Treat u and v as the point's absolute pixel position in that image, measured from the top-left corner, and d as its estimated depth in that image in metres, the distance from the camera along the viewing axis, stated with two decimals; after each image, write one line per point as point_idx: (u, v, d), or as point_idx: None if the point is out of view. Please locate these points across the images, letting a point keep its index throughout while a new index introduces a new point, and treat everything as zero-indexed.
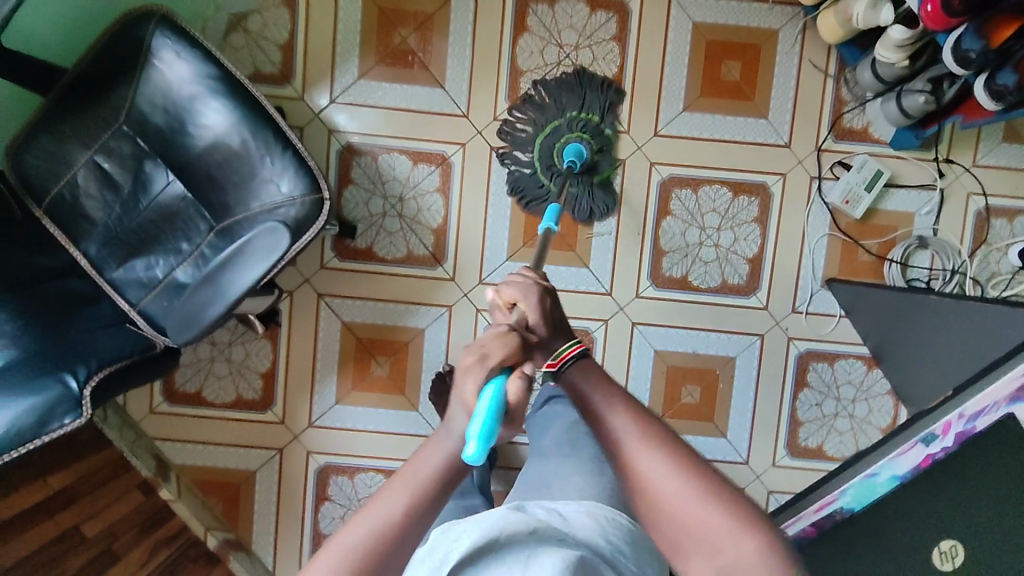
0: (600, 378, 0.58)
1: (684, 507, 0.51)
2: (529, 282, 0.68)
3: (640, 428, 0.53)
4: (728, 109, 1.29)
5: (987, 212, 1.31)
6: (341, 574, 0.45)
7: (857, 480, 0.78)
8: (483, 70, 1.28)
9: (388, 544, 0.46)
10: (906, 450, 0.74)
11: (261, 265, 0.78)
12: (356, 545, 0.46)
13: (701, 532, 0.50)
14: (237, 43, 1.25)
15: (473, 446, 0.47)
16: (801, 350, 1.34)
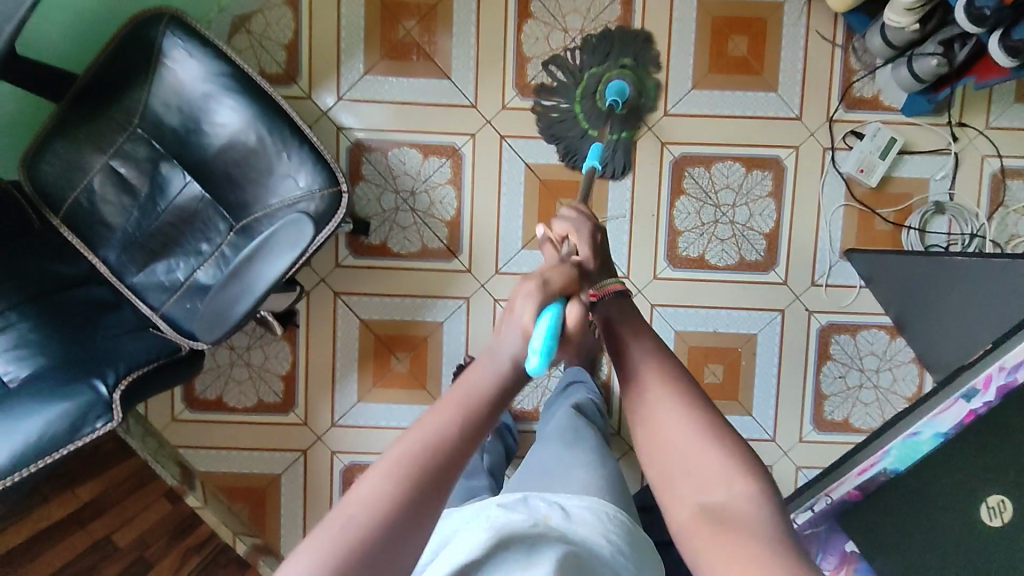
0: (640, 319, 0.62)
1: (685, 436, 0.52)
2: (582, 219, 0.73)
3: (663, 369, 0.56)
4: (737, 84, 1.29)
5: (1002, 173, 1.30)
6: (385, 472, 0.46)
7: (899, 440, 0.76)
8: (489, 58, 1.27)
9: (433, 457, 0.47)
10: (948, 405, 0.72)
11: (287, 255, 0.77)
12: (405, 452, 0.47)
13: (696, 464, 0.50)
14: (242, 45, 1.25)
15: (535, 360, 0.51)
16: (822, 323, 1.33)
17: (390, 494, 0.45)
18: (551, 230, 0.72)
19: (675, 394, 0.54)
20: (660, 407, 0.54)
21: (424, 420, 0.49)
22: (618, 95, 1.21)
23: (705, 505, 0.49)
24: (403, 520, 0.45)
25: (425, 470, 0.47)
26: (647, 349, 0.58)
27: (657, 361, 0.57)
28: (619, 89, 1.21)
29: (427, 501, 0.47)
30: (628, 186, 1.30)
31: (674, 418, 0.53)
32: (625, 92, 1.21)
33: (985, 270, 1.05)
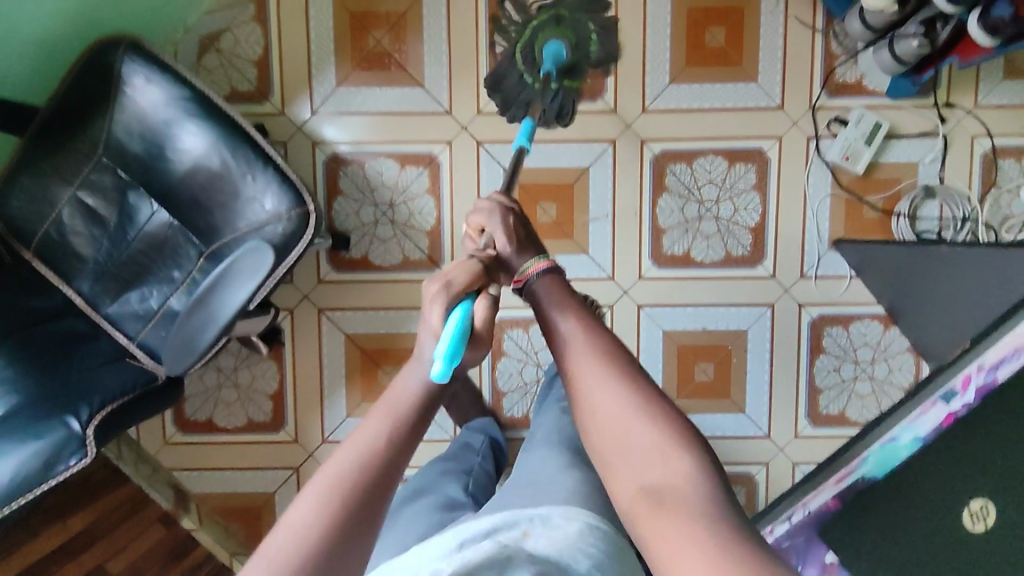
0: (568, 291, 0.66)
1: (616, 407, 0.54)
2: (492, 206, 0.80)
3: (586, 336, 0.59)
4: (716, 76, 1.26)
5: (993, 153, 1.27)
6: (319, 497, 0.47)
7: (877, 447, 0.78)
8: (461, 63, 1.25)
9: (369, 472, 0.49)
10: (927, 410, 0.73)
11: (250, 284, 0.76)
12: (337, 474, 0.48)
13: (630, 436, 0.53)
14: (211, 64, 1.24)
15: (440, 364, 0.56)
16: (814, 316, 1.31)
17: (343, 489, 0.47)
18: (471, 225, 0.81)
19: (602, 363, 0.57)
20: (587, 376, 0.56)
21: (373, 413, 0.53)
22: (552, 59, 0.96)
23: (645, 486, 0.50)
24: (337, 539, 0.46)
25: (363, 485, 0.48)
26: (572, 319, 0.61)
27: (582, 331, 0.59)
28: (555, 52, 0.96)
29: (367, 517, 0.47)
30: (608, 186, 1.28)
31: (603, 387, 0.55)
32: (560, 55, 0.96)
33: (973, 258, 1.02)
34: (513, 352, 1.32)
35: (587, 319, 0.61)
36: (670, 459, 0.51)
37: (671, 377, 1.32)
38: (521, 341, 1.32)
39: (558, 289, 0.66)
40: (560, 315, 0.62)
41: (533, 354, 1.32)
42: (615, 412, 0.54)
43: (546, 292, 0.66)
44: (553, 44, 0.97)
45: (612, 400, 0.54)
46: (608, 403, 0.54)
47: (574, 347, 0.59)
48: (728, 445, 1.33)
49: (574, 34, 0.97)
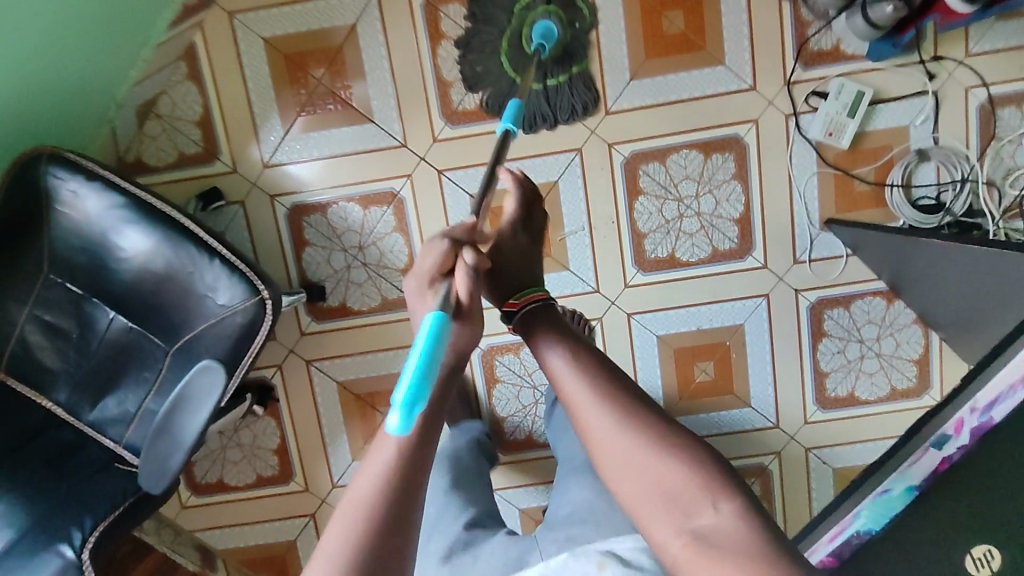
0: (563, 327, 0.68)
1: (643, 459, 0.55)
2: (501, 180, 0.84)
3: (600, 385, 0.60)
4: (680, 64, 1.18)
5: (991, 104, 1.17)
6: (358, 522, 0.47)
7: (869, 502, 0.75)
8: (409, 92, 1.19)
9: (397, 482, 0.49)
10: (920, 458, 0.71)
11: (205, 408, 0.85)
12: (368, 494, 0.48)
13: (665, 484, 0.54)
14: (154, 131, 1.21)
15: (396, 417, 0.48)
16: (812, 300, 1.25)
17: (377, 504, 0.48)
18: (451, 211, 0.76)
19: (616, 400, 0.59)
20: (594, 417, 0.59)
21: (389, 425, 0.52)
22: (544, 38, 1.08)
23: (693, 529, 0.53)
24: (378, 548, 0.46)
25: (395, 494, 0.48)
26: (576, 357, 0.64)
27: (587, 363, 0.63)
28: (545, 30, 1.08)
29: (407, 521, 0.48)
30: (581, 197, 1.22)
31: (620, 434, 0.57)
32: (551, 33, 1.09)
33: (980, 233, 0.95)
34: (507, 376, 1.29)
35: (590, 356, 0.64)
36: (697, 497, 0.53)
37: (671, 381, 1.28)
38: (513, 365, 1.28)
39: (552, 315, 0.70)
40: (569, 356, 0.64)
41: (527, 375, 1.28)
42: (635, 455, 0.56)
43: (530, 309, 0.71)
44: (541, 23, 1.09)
45: (629, 442, 0.56)
46: (620, 449, 0.57)
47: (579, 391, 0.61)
48: (738, 441, 1.30)
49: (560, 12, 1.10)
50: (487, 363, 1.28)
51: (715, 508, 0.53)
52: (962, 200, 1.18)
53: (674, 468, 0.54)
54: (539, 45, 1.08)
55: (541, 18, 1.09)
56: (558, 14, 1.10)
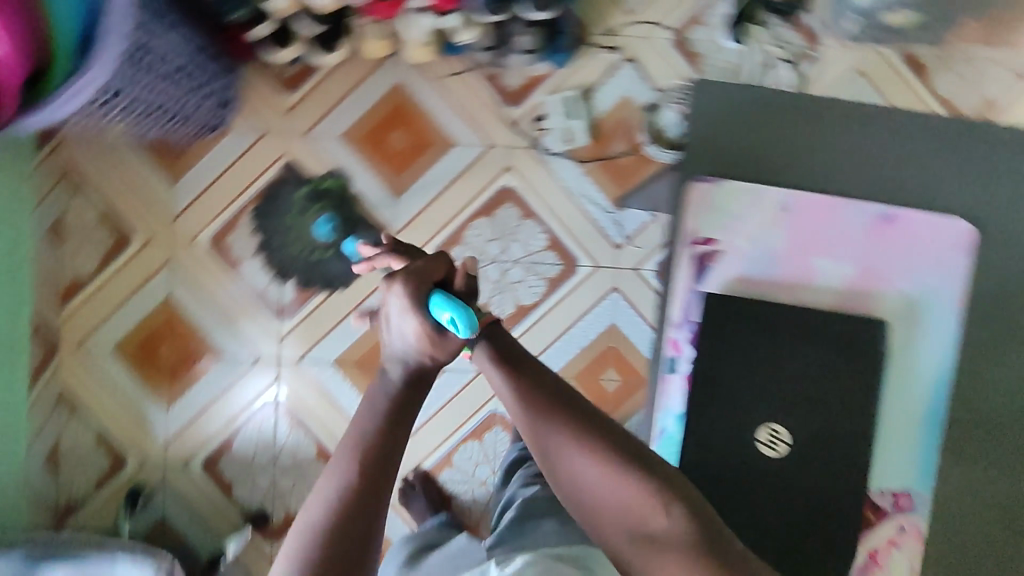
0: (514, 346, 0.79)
1: (604, 488, 0.67)
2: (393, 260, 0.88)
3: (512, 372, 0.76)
4: (425, 164, 1.34)
5: (679, 35, 1.31)
6: (320, 524, 0.61)
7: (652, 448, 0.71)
8: (241, 317, 1.37)
9: (339, 516, 0.61)
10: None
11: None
12: (324, 505, 0.62)
13: (625, 503, 0.66)
14: (67, 473, 1.35)
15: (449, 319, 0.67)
16: (655, 268, 1.32)
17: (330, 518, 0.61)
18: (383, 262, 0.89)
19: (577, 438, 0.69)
20: (534, 414, 0.72)
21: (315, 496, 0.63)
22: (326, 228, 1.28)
23: (632, 530, 0.67)
24: (338, 529, 0.61)
25: (347, 513, 0.62)
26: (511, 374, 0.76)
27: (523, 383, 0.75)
28: (327, 224, 1.28)
29: (360, 513, 0.62)
30: None
31: (573, 451, 0.68)
32: (331, 223, 1.29)
33: None
34: (456, 488, 1.35)
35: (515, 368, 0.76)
36: (656, 514, 0.66)
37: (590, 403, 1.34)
38: (455, 476, 1.35)
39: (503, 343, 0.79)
40: (495, 368, 0.78)
41: (471, 476, 1.35)
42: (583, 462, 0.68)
43: (499, 370, 0.77)
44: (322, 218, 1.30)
45: (597, 470, 0.67)
46: (584, 471, 0.68)
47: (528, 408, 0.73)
48: None
49: (332, 202, 1.32)
50: (433, 488, 1.35)
51: (666, 517, 0.65)
52: (707, 97, 1.29)
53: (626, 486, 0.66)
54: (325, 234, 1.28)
55: (319, 217, 1.30)
56: (332, 203, 1.32)
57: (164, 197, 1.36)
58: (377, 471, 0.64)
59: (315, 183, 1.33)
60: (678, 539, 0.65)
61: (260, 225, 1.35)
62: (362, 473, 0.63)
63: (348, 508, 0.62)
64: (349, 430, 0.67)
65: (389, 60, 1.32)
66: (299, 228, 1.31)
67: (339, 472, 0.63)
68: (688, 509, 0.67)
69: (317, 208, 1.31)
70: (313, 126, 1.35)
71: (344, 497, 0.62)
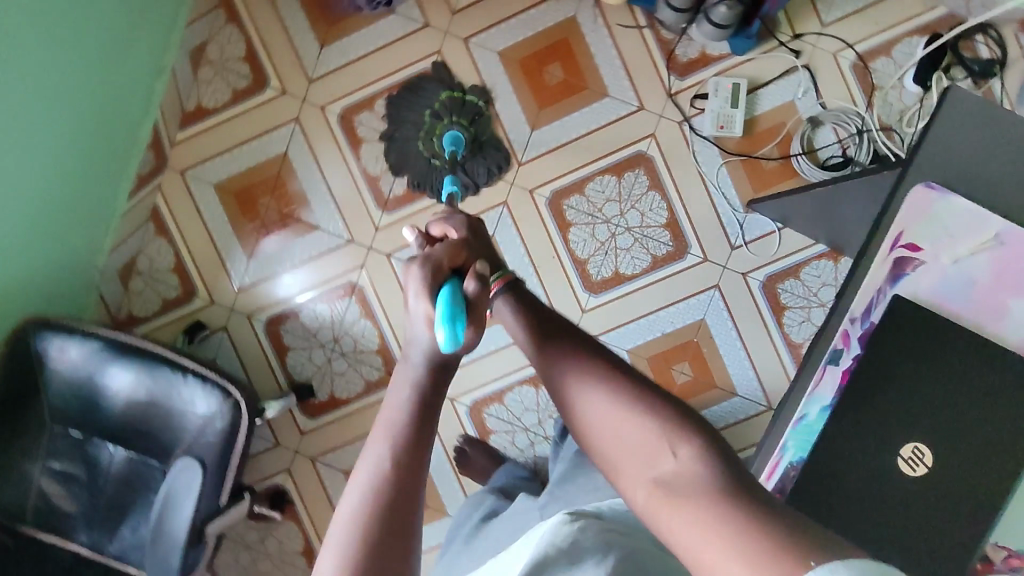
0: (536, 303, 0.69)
1: (619, 434, 0.53)
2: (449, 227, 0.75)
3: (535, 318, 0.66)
4: (571, 105, 1.31)
5: (862, 61, 1.28)
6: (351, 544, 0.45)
7: (790, 431, 0.69)
8: (346, 195, 1.34)
9: (373, 523, 0.46)
10: (821, 378, 0.68)
11: (189, 503, 0.95)
12: (352, 515, 0.47)
13: (626, 438, 0.53)
14: (138, 287, 1.36)
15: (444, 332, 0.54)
16: (761, 279, 1.31)
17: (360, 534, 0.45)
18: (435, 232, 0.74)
19: (598, 376, 0.57)
20: (552, 354, 0.61)
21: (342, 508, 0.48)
22: (453, 143, 1.26)
23: (655, 477, 0.50)
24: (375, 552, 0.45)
25: (380, 524, 0.46)
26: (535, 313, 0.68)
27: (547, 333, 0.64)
28: (453, 138, 1.26)
29: (402, 514, 0.47)
30: (519, 243, 1.32)
31: (585, 386, 0.57)
32: (458, 137, 1.27)
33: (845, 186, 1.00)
34: (500, 427, 1.35)
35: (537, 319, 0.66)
36: (672, 448, 0.50)
37: None
38: (502, 414, 1.34)
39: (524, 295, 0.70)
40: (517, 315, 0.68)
41: (516, 420, 1.34)
42: (603, 404, 0.55)
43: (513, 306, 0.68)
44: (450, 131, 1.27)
45: (605, 408, 0.55)
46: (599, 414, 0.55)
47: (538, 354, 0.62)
48: (738, 432, 1.31)
49: (462, 117, 1.29)
50: (477, 418, 1.35)
51: (675, 455, 0.50)
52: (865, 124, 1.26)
53: (644, 425, 0.52)
54: (450, 150, 1.27)
55: (447, 128, 1.28)
56: (461, 118, 1.29)
57: (309, 55, 1.34)
58: (420, 438, 0.51)
59: (451, 93, 1.30)
60: (703, 478, 0.48)
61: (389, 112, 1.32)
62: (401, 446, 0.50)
63: (386, 512, 0.47)
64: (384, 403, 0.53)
65: None
66: (425, 135, 1.30)
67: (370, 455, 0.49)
68: (721, 445, 0.51)
69: (447, 122, 1.29)
70: (476, 32, 1.31)
71: (378, 497, 0.47)
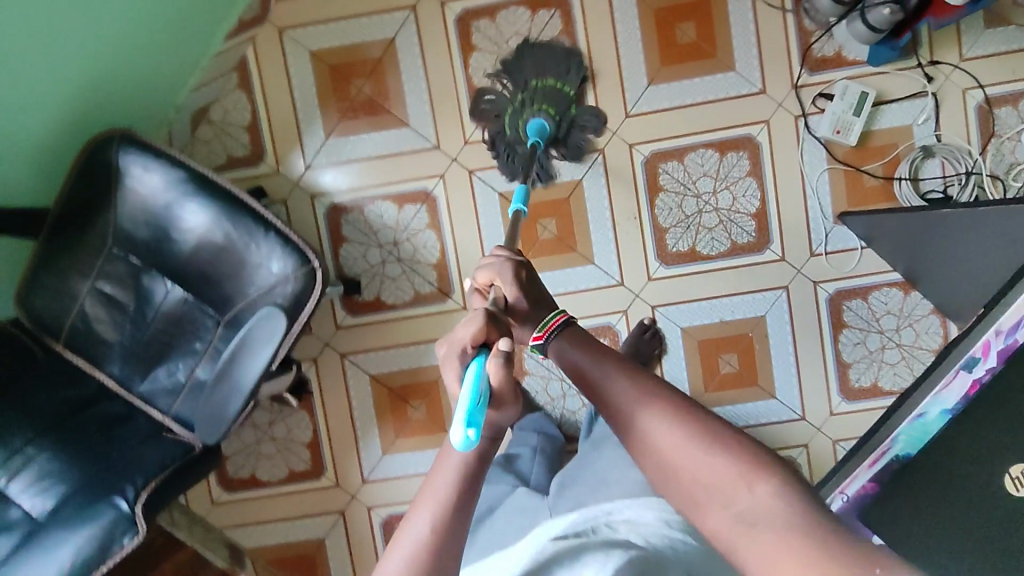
0: (593, 339, 0.64)
1: (690, 469, 0.50)
2: (501, 260, 0.76)
3: (584, 347, 0.63)
4: (693, 71, 1.27)
5: (988, 104, 1.25)
6: None
7: (907, 424, 0.83)
8: (442, 99, 1.27)
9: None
10: (951, 381, 0.79)
11: (267, 352, 0.83)
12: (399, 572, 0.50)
13: (700, 479, 0.50)
14: (206, 136, 1.30)
15: (462, 433, 0.53)
16: (830, 292, 1.30)
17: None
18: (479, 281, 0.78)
19: (663, 407, 0.53)
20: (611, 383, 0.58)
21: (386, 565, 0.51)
22: (539, 133, 1.19)
23: (736, 514, 0.48)
24: None
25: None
26: (584, 342, 0.64)
27: (606, 361, 0.60)
28: (539, 128, 1.19)
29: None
30: (603, 195, 1.30)
31: (648, 416, 0.53)
32: (546, 128, 1.19)
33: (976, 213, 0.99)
34: (535, 369, 1.33)
35: (592, 348, 0.63)
36: (750, 484, 0.48)
37: (696, 371, 1.33)
38: (541, 358, 1.33)
39: (579, 334, 0.65)
40: (573, 346, 0.64)
41: (554, 367, 1.33)
42: (671, 446, 0.51)
43: (573, 348, 0.63)
44: (533, 122, 1.20)
45: (673, 436, 0.52)
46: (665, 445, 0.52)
47: (593, 389, 0.59)
48: (765, 434, 1.32)
49: (554, 111, 1.22)
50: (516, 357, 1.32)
51: (751, 490, 0.48)
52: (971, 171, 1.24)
53: (718, 463, 0.49)
54: (535, 139, 1.19)
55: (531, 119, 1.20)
56: (553, 111, 1.22)
57: None
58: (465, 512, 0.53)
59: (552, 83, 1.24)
60: (786, 519, 0.45)
61: (509, 28, 1.26)
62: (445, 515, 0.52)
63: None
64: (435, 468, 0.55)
65: None
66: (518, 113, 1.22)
67: (415, 519, 0.53)
68: (798, 480, 0.49)
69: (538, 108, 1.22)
70: None
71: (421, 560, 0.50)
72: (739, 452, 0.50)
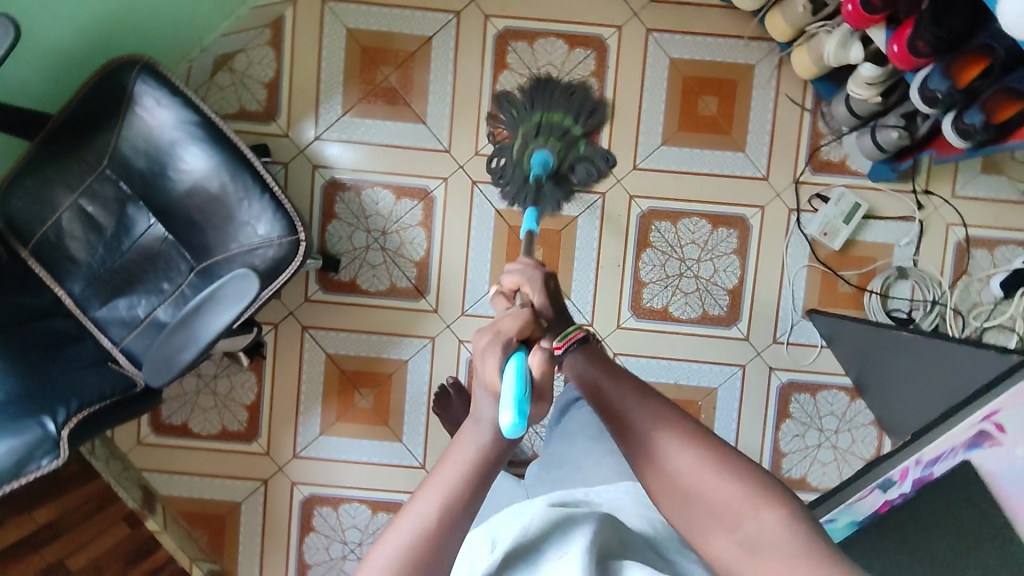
0: (609, 357, 0.59)
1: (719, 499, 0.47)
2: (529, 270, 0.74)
3: (599, 367, 0.57)
4: (706, 143, 1.31)
5: (967, 243, 1.32)
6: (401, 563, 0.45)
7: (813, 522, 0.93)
8: (463, 108, 1.30)
9: (426, 546, 0.45)
10: (865, 495, 0.87)
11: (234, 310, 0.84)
12: (412, 529, 0.46)
13: (720, 504, 0.47)
14: (224, 82, 1.30)
15: (511, 418, 0.47)
16: (783, 380, 1.35)
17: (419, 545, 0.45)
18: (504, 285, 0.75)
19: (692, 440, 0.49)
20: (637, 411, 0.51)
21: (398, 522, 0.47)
22: (541, 167, 1.16)
23: (742, 539, 0.46)
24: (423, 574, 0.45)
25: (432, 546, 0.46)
26: (594, 361, 0.58)
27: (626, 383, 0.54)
28: (542, 161, 1.16)
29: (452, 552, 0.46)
30: (594, 236, 1.33)
31: (675, 445, 0.49)
32: (548, 162, 1.16)
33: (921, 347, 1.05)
34: None
35: (608, 371, 0.56)
36: (760, 511, 0.46)
37: None
38: None
39: (593, 351, 0.59)
40: (587, 365, 0.57)
41: None
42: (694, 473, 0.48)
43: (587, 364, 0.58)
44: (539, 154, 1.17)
45: (697, 464, 0.48)
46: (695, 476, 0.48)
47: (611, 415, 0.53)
48: None
49: (558, 142, 1.17)
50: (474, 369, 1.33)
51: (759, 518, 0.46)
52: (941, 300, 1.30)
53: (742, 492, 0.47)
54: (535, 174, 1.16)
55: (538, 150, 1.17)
56: (557, 143, 1.17)
57: None
58: (490, 477, 0.48)
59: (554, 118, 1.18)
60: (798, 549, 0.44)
61: (543, 57, 1.30)
62: (471, 475, 0.47)
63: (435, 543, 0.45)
64: (469, 425, 0.50)
65: (764, 43, 1.29)
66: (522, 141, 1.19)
67: (439, 473, 0.47)
68: None
69: (538, 140, 1.17)
70: (660, 29, 1.29)
71: (439, 521, 0.46)
72: (765, 492, 0.47)
